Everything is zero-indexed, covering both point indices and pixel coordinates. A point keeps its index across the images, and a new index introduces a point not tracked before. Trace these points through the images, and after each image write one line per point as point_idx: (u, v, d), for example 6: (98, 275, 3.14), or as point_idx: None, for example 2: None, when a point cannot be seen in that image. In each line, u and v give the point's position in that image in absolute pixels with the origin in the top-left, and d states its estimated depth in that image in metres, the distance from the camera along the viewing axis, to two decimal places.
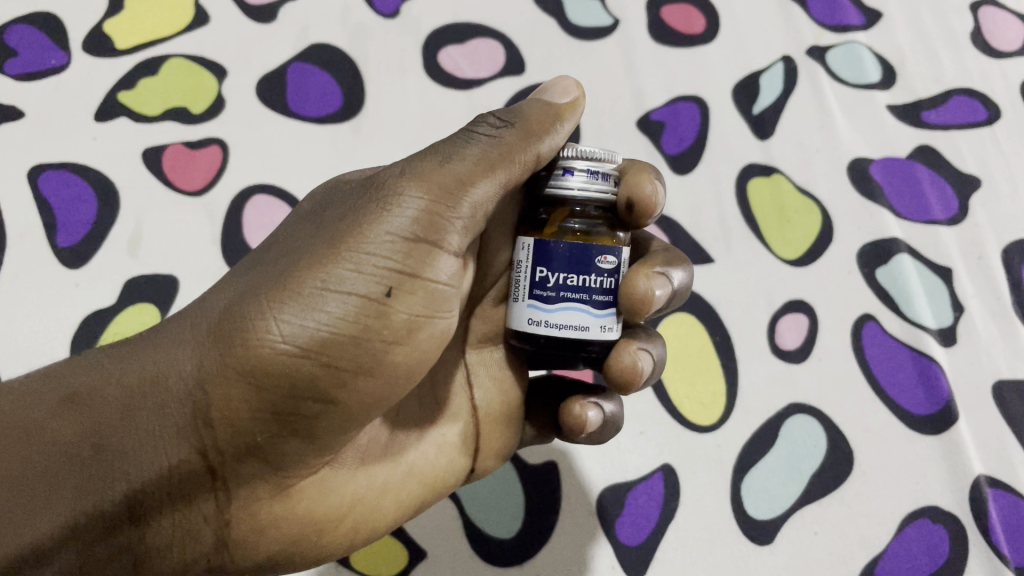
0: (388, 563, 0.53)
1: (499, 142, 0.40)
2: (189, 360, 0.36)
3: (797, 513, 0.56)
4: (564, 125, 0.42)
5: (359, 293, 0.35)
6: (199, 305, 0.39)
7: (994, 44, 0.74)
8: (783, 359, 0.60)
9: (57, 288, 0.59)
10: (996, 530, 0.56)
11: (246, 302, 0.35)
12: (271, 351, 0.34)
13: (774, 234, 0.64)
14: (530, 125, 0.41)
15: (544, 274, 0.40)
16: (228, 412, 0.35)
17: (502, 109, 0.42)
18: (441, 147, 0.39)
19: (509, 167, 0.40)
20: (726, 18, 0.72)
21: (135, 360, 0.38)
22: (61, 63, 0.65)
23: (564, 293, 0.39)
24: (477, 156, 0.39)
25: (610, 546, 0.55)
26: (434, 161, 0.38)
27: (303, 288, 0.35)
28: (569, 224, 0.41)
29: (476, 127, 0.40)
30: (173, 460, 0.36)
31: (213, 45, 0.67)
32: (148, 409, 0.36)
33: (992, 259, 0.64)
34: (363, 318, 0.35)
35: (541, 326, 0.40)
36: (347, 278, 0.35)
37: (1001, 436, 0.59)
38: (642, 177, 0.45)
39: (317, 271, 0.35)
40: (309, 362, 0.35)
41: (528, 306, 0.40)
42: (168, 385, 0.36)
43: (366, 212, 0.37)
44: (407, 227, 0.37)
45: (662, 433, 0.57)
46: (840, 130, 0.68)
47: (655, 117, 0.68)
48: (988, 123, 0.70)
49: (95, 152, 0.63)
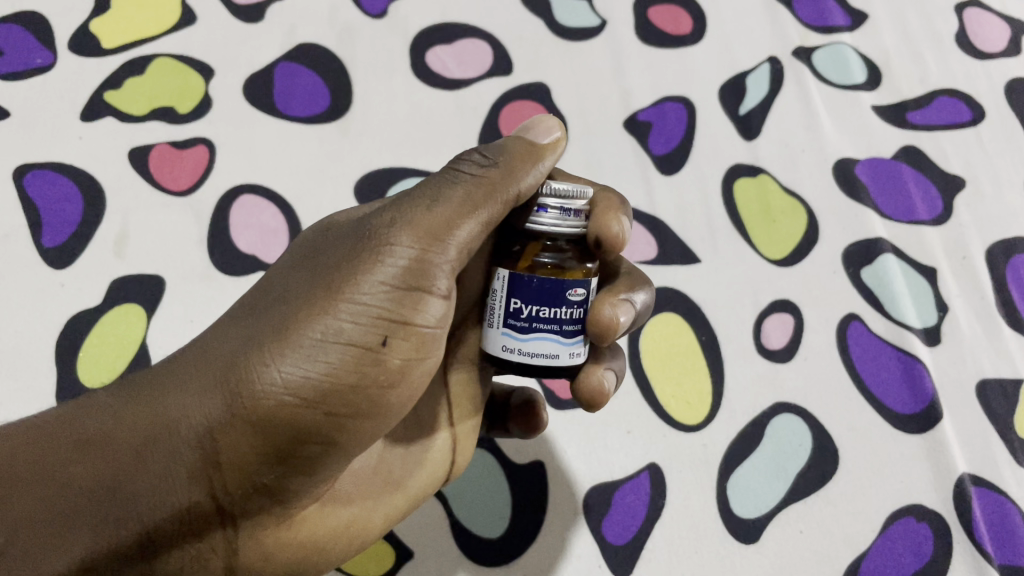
0: (376, 565, 0.52)
1: (483, 182, 0.39)
2: (196, 408, 0.36)
3: (782, 511, 0.56)
4: (544, 163, 0.42)
5: (356, 342, 0.35)
6: (206, 351, 0.39)
7: (979, 45, 0.74)
8: (768, 358, 0.60)
9: (41, 288, 0.58)
10: (981, 527, 0.56)
11: (248, 355, 0.35)
12: (274, 402, 0.34)
13: (760, 234, 0.64)
14: (514, 164, 0.41)
15: (518, 305, 0.40)
16: (235, 457, 0.35)
17: (489, 150, 0.41)
18: (432, 194, 0.39)
19: (495, 207, 0.39)
20: (712, 21, 0.73)
21: (141, 403, 0.38)
22: (46, 63, 0.65)
23: (537, 325, 0.39)
24: (461, 198, 0.39)
25: (596, 546, 0.54)
26: (428, 208, 0.38)
27: (303, 339, 0.35)
28: (540, 257, 0.40)
29: (461, 166, 0.40)
30: (183, 503, 0.36)
31: (201, 44, 0.68)
32: (157, 456, 0.36)
33: (975, 259, 0.65)
34: (361, 367, 0.35)
35: (514, 353, 0.40)
36: (344, 328, 0.35)
37: (984, 435, 0.59)
38: (609, 215, 0.45)
39: (316, 322, 0.35)
40: (310, 411, 0.35)
41: (501, 334, 0.40)
42: (176, 432, 0.36)
43: (366, 260, 0.37)
44: (398, 276, 0.36)
45: (649, 432, 0.57)
46: (826, 131, 0.69)
47: (643, 118, 0.69)
48: (973, 124, 0.71)
49: (81, 152, 0.63)
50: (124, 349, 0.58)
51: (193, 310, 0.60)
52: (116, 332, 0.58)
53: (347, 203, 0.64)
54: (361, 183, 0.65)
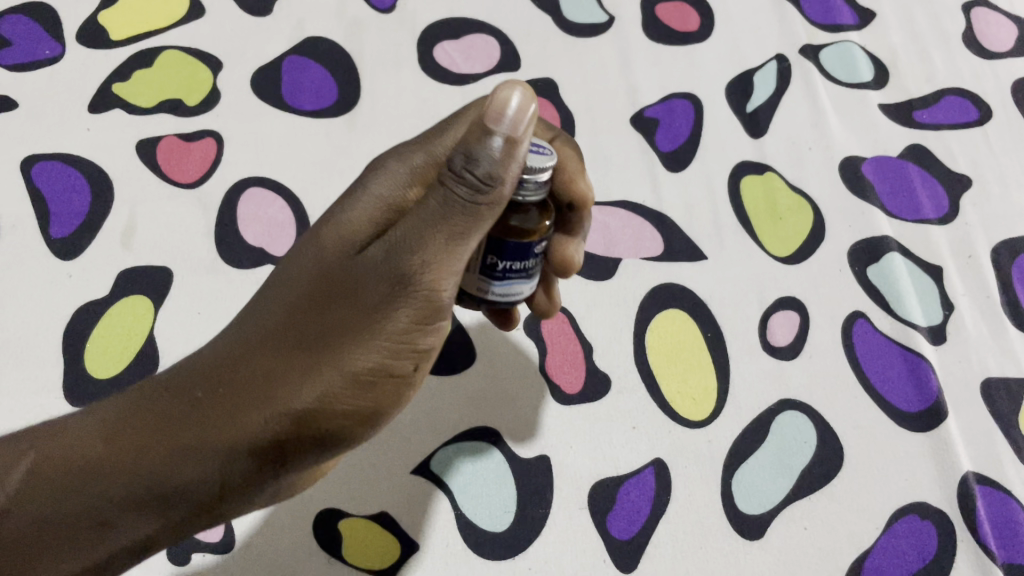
0: (380, 555, 0.52)
1: (477, 205, 0.36)
2: (235, 446, 0.37)
3: (786, 508, 0.56)
4: (524, 153, 0.37)
5: (393, 378, 0.38)
6: (214, 383, 0.38)
7: (986, 45, 0.74)
8: (774, 355, 0.60)
9: (49, 280, 0.58)
10: (985, 526, 0.55)
11: (286, 404, 0.37)
12: (324, 436, 0.37)
13: (766, 231, 0.64)
14: (504, 173, 0.36)
15: (494, 262, 0.41)
16: (286, 470, 0.39)
17: (478, 157, 0.36)
18: (430, 229, 0.36)
19: (489, 221, 0.37)
20: (716, 19, 0.74)
21: (161, 438, 0.39)
22: (54, 54, 0.67)
23: (510, 276, 0.41)
24: (462, 225, 0.36)
25: (599, 541, 0.54)
26: (437, 246, 0.36)
27: (342, 390, 0.37)
28: (507, 221, 0.40)
29: (451, 180, 0.36)
30: (240, 502, 0.40)
31: (208, 37, 0.70)
32: (203, 481, 0.38)
33: (981, 258, 0.65)
34: (396, 393, 0.38)
35: (488, 296, 0.42)
36: (380, 371, 0.37)
37: (989, 433, 0.59)
38: (576, 174, 0.49)
39: (352, 371, 0.37)
40: (355, 434, 0.38)
41: (475, 281, 0.42)
42: (220, 464, 0.38)
43: (383, 309, 0.36)
44: (422, 317, 0.37)
45: (654, 427, 0.57)
46: (833, 129, 0.69)
47: (650, 114, 0.69)
48: (979, 124, 0.71)
49: (88, 143, 0.64)
50: (131, 341, 0.57)
51: (200, 302, 0.59)
52: (123, 324, 0.58)
53: None
54: None
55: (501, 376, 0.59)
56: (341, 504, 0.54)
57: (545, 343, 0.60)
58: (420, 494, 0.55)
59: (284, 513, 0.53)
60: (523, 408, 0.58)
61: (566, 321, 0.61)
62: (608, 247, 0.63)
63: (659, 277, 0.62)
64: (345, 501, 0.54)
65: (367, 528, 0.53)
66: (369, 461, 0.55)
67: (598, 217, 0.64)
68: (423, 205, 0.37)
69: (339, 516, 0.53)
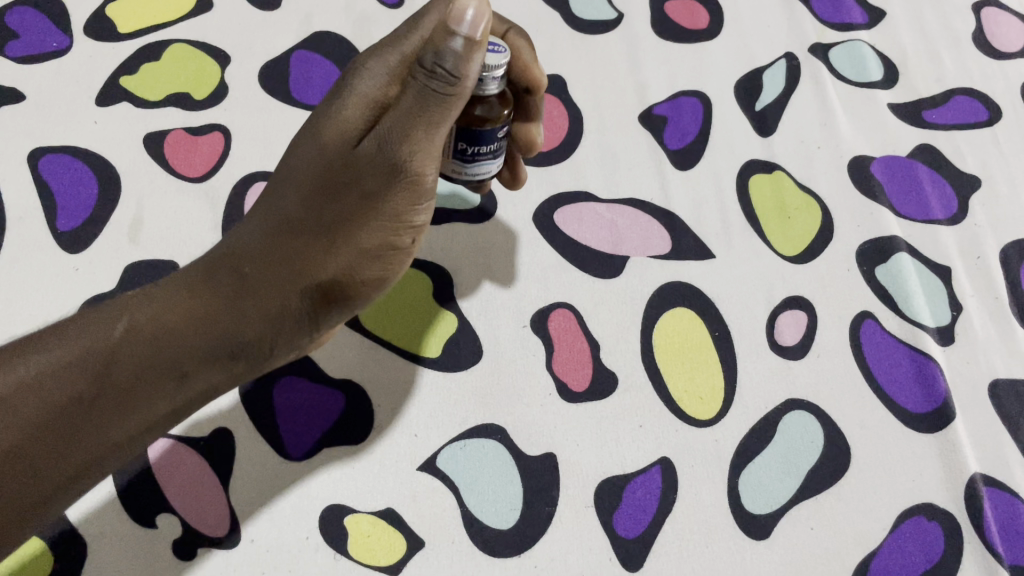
0: (387, 552, 0.53)
1: (452, 98, 0.42)
2: (274, 309, 0.46)
3: (793, 508, 0.55)
4: (478, 43, 0.41)
5: (397, 247, 0.47)
6: (250, 263, 0.46)
7: (995, 45, 0.74)
8: (781, 355, 0.60)
9: (56, 273, 0.58)
10: (991, 528, 0.55)
11: (317, 271, 0.46)
12: (349, 297, 0.47)
13: (774, 230, 0.64)
14: (467, 65, 0.41)
15: (466, 147, 0.49)
16: (317, 328, 0.48)
17: (444, 52, 0.41)
18: (410, 121, 0.42)
19: (457, 106, 0.43)
20: (726, 17, 0.74)
21: (201, 314, 0.45)
22: (61, 46, 0.68)
23: (482, 160, 0.50)
24: (442, 122, 0.43)
25: (606, 539, 0.54)
26: (419, 135, 0.42)
27: (361, 257, 0.46)
28: (472, 111, 0.47)
29: (427, 78, 0.41)
30: (264, 360, 0.48)
31: (216, 30, 0.70)
32: (241, 341, 0.46)
33: (989, 259, 0.64)
34: (401, 260, 0.48)
35: (464, 175, 0.51)
36: (388, 241, 0.46)
37: (996, 435, 0.58)
38: (529, 60, 0.54)
39: (364, 240, 0.45)
40: (371, 292, 0.48)
41: (451, 161, 0.50)
42: (259, 325, 0.46)
43: (385, 190, 0.44)
44: (414, 195, 0.45)
45: (661, 426, 0.57)
46: (842, 129, 0.69)
47: (659, 112, 0.69)
48: (988, 124, 0.70)
49: (95, 136, 0.64)
50: None
51: None
52: None
53: None
54: None
55: (506, 371, 0.58)
56: (346, 501, 0.54)
57: (551, 340, 0.60)
58: (426, 490, 0.55)
59: (289, 511, 0.53)
60: (530, 406, 0.57)
61: (572, 318, 0.60)
62: (616, 245, 0.63)
63: (666, 275, 0.62)
64: (351, 497, 0.54)
65: (372, 524, 0.53)
66: (374, 457, 0.55)
67: (606, 215, 0.64)
68: (401, 99, 0.42)
69: (344, 513, 0.54)
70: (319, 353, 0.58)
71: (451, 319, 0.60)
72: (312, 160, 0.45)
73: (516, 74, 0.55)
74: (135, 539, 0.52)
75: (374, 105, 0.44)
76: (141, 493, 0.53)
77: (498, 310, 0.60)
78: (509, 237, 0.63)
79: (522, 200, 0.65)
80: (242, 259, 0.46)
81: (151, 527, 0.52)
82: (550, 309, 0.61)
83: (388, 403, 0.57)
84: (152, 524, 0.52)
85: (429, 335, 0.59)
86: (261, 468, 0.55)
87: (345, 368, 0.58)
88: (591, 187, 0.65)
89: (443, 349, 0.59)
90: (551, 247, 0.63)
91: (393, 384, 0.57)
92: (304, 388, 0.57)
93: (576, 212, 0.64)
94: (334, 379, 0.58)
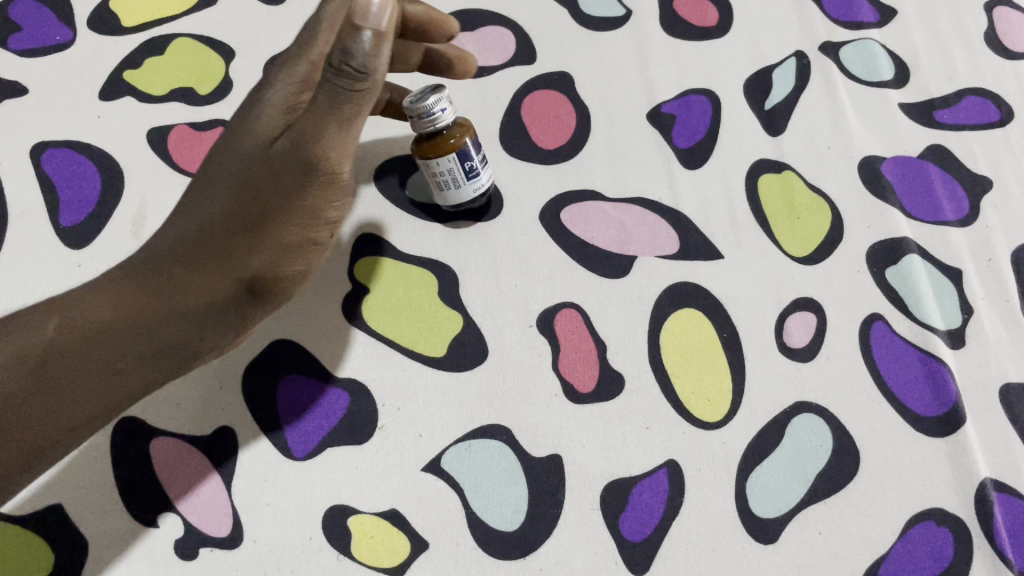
0: (391, 554, 0.53)
1: (361, 97, 0.46)
2: (214, 297, 0.49)
3: (802, 512, 0.55)
4: (383, 42, 0.45)
5: (334, 224, 0.52)
6: (188, 260, 0.49)
7: (1007, 44, 0.73)
8: (790, 357, 0.59)
9: (60, 269, 0.60)
10: (1001, 533, 0.55)
11: (252, 259, 0.49)
12: (283, 275, 0.51)
13: (784, 231, 0.64)
14: (371, 65, 0.45)
15: (471, 166, 0.57)
16: (255, 310, 0.52)
17: (352, 50, 0.44)
18: (326, 119, 0.46)
19: (369, 99, 0.47)
20: (736, 13, 0.73)
21: (141, 314, 0.49)
22: (64, 39, 0.68)
23: (483, 168, 0.58)
24: (354, 119, 0.47)
25: (612, 542, 0.54)
26: (332, 133, 0.47)
27: (289, 240, 0.50)
28: (449, 136, 0.55)
29: (333, 79, 0.45)
30: (210, 347, 0.51)
31: (220, 25, 0.69)
32: (184, 331, 0.49)
33: (1001, 261, 0.63)
34: (329, 232, 0.52)
35: (484, 188, 0.59)
36: (321, 225, 0.51)
37: (1007, 440, 0.57)
38: (445, 20, 0.59)
39: (297, 228, 0.50)
40: (301, 266, 0.52)
41: (471, 186, 0.58)
42: (199, 315, 0.49)
43: (303, 180, 0.48)
44: (341, 181, 0.50)
45: (668, 428, 0.56)
46: (852, 128, 0.68)
47: (667, 110, 0.68)
48: (1000, 125, 0.69)
49: (98, 130, 0.64)
50: None
51: None
52: None
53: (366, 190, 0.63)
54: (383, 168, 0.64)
55: (512, 371, 0.58)
56: (349, 501, 0.54)
57: (558, 340, 0.59)
58: (431, 491, 0.54)
59: (292, 510, 0.53)
60: (536, 406, 0.57)
61: (579, 318, 0.60)
62: (623, 244, 0.62)
63: (673, 275, 0.61)
64: (354, 497, 0.54)
65: (376, 525, 0.53)
66: (378, 457, 0.55)
67: (613, 214, 0.64)
68: (313, 102, 0.46)
69: (347, 514, 0.54)
70: (323, 352, 0.58)
71: (456, 319, 0.59)
72: (238, 165, 0.50)
73: (435, 31, 0.59)
74: (136, 538, 0.53)
75: (288, 110, 0.50)
76: (143, 492, 0.54)
77: (504, 310, 0.60)
78: (515, 235, 0.62)
79: (529, 198, 0.64)
80: (173, 258, 0.50)
81: (152, 526, 0.53)
82: (557, 308, 0.60)
83: (392, 402, 0.56)
84: (154, 524, 0.53)
85: (434, 334, 0.59)
86: (264, 467, 0.54)
87: (349, 366, 0.57)
88: (598, 186, 0.65)
89: (448, 349, 0.58)
90: (557, 246, 0.62)
91: (397, 384, 0.57)
92: (307, 386, 0.57)
93: (583, 211, 0.64)
94: (337, 378, 0.57)
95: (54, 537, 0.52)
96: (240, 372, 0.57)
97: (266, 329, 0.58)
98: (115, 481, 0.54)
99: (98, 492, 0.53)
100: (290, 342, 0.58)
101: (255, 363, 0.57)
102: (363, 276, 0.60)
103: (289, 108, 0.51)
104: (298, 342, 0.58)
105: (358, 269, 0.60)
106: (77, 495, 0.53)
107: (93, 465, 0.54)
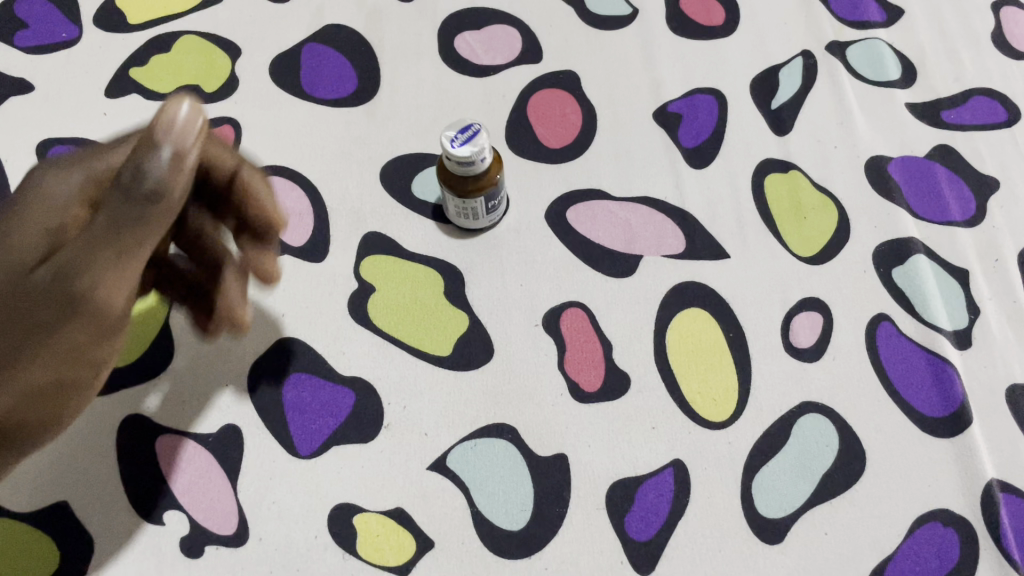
0: (395, 553, 0.53)
1: (147, 215, 0.41)
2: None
3: (807, 512, 0.55)
4: (170, 159, 0.41)
5: (103, 362, 0.49)
6: None
7: (1015, 44, 0.73)
8: (797, 357, 0.59)
9: None
10: (1008, 534, 0.54)
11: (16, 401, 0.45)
12: (54, 390, 0.47)
13: (790, 231, 0.63)
14: (165, 188, 0.41)
15: (496, 201, 0.59)
16: (38, 418, 0.48)
17: (145, 170, 0.40)
18: (100, 249, 0.41)
19: (166, 216, 0.43)
20: (743, 13, 0.73)
21: None
22: (71, 37, 0.68)
23: (502, 199, 0.61)
24: (139, 240, 0.43)
25: (618, 541, 0.53)
26: (104, 264, 0.42)
27: (76, 358, 0.46)
28: (484, 184, 0.56)
29: (125, 184, 0.41)
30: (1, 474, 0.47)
31: (227, 23, 0.70)
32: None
33: (1008, 261, 0.63)
34: (88, 369, 0.48)
35: (499, 213, 0.62)
36: (97, 358, 0.48)
37: (1013, 441, 0.57)
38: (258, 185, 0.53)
39: (67, 362, 0.46)
40: (81, 382, 0.48)
41: (489, 216, 0.60)
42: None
43: (64, 319, 0.43)
44: (120, 314, 0.46)
45: (673, 428, 0.56)
46: (859, 127, 0.68)
47: (673, 109, 0.68)
48: (1008, 125, 0.69)
49: (105, 128, 0.65)
50: (146, 330, 0.58)
51: None
52: (139, 312, 0.58)
53: (373, 188, 0.63)
54: (388, 167, 0.64)
55: (518, 369, 0.58)
56: (355, 499, 0.54)
57: (564, 339, 0.59)
58: (436, 490, 0.54)
59: (298, 508, 0.53)
60: (542, 405, 0.57)
61: (585, 317, 0.60)
62: (629, 243, 0.62)
63: (680, 275, 0.61)
64: (360, 496, 0.54)
65: (381, 524, 0.53)
66: (383, 456, 0.55)
67: (619, 214, 0.64)
68: (93, 223, 0.41)
69: (353, 512, 0.53)
70: (328, 350, 0.58)
71: (462, 318, 0.59)
72: None
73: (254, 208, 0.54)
74: (142, 536, 0.52)
75: (49, 231, 0.44)
76: (149, 489, 0.54)
77: (510, 308, 0.60)
78: (521, 234, 0.62)
79: (535, 197, 0.64)
80: None
81: (158, 523, 0.53)
82: (563, 307, 0.60)
83: (398, 401, 0.56)
84: (159, 521, 0.53)
85: (439, 333, 0.59)
86: (270, 465, 0.54)
87: (355, 365, 0.57)
88: (604, 185, 0.65)
89: (453, 348, 0.58)
90: (563, 245, 0.62)
91: (402, 382, 0.57)
92: (313, 385, 0.57)
93: (589, 210, 0.64)
94: (342, 377, 0.57)
95: (61, 534, 0.52)
96: (245, 369, 0.57)
97: (272, 328, 0.58)
98: (121, 478, 0.54)
99: (104, 489, 0.53)
100: (296, 340, 0.58)
101: (261, 360, 0.57)
102: (369, 274, 0.60)
103: (58, 229, 0.44)
104: (304, 340, 0.58)
105: (364, 267, 0.61)
106: (84, 491, 0.53)
107: (100, 462, 0.54)
